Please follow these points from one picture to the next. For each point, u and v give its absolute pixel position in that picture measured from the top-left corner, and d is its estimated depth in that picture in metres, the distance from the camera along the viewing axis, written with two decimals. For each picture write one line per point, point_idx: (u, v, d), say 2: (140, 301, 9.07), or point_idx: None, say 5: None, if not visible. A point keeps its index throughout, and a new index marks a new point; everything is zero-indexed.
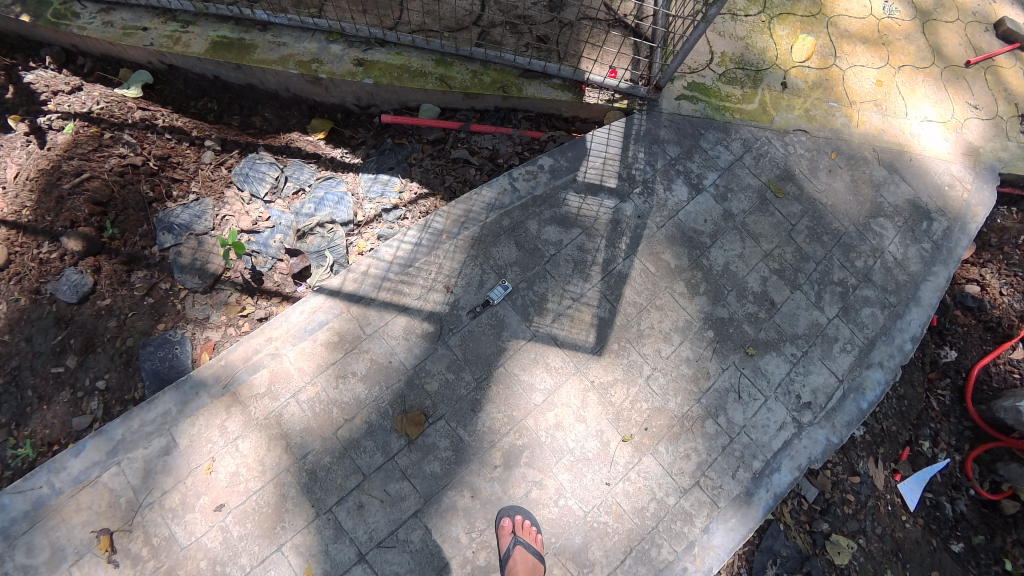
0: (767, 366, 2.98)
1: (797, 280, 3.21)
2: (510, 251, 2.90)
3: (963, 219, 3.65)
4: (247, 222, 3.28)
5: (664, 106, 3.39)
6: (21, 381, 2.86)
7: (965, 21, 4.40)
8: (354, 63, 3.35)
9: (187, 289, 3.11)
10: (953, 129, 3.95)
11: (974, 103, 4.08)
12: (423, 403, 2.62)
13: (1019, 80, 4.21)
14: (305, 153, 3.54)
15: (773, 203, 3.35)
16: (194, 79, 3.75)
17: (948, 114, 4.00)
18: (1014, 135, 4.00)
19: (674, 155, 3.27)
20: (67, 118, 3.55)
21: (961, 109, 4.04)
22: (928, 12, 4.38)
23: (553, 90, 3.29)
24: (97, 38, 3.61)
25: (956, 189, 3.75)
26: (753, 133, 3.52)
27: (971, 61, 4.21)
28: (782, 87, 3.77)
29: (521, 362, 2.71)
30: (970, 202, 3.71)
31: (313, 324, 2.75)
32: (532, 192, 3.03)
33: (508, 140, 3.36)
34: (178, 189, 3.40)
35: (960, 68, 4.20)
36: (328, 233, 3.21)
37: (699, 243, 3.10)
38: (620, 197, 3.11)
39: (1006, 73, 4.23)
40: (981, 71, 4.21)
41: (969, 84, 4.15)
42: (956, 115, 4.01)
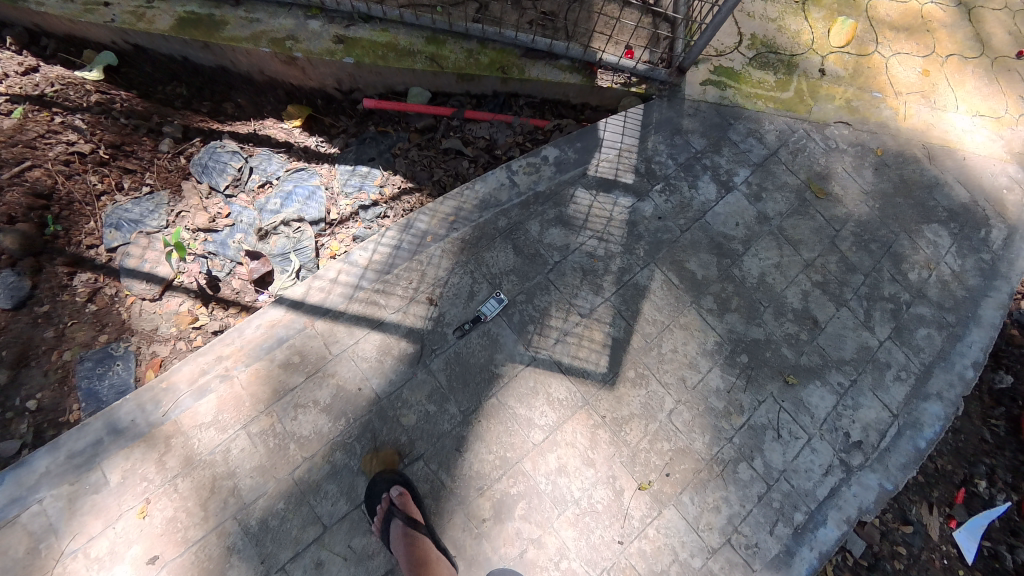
0: (809, 396, 2.55)
1: (842, 295, 2.76)
2: (506, 257, 2.35)
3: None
4: (204, 218, 2.80)
5: (687, 93, 2.91)
6: None
7: (1015, 8, 3.92)
8: (334, 40, 2.88)
9: (135, 296, 2.71)
10: (1007, 126, 3.48)
11: None
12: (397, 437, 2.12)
13: None
14: (276, 142, 3.08)
15: (813, 205, 2.88)
16: (163, 61, 3.34)
17: (1001, 109, 3.53)
18: None
19: (700, 148, 2.76)
20: (14, 100, 3.05)
21: (1016, 104, 3.56)
22: None
23: (561, 72, 2.80)
24: (57, 16, 3.14)
25: (1015, 192, 3.27)
26: (788, 125, 3.05)
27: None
28: (820, 74, 3.31)
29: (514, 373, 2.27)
30: None
31: (272, 341, 2.26)
32: (534, 188, 2.47)
33: (508, 129, 2.87)
34: (131, 181, 2.99)
35: (1010, 60, 3.74)
36: (295, 233, 2.65)
37: (730, 250, 2.60)
38: (638, 195, 2.55)
39: None
40: None
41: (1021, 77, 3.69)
42: (1010, 111, 3.54)
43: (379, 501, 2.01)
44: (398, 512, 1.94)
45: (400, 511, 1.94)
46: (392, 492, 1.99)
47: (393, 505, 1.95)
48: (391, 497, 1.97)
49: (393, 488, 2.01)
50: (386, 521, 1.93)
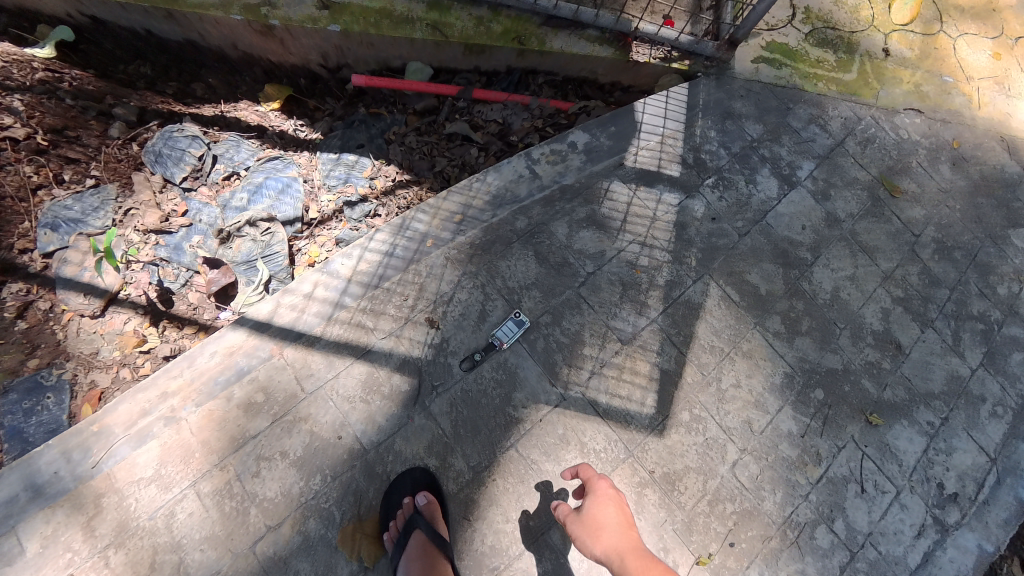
0: (896, 440, 2.08)
1: (926, 314, 2.29)
2: (525, 267, 1.88)
3: None
4: (156, 217, 2.33)
5: (738, 70, 2.44)
6: None
7: None
8: (317, 3, 2.32)
9: (72, 312, 2.18)
10: None
11: None
12: (407, 484, 1.62)
13: None
14: (246, 126, 2.63)
15: (888, 205, 2.42)
16: (123, 35, 2.82)
17: None
18: None
19: (756, 135, 2.29)
20: None
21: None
22: None
23: (589, 44, 2.32)
24: None
25: None
26: (854, 111, 2.58)
27: None
28: (884, 54, 2.84)
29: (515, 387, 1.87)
30: None
31: (229, 375, 1.76)
32: (559, 182, 1.99)
33: (525, 112, 2.38)
34: (73, 172, 2.49)
35: None
36: (264, 235, 2.14)
37: (797, 259, 2.13)
38: (686, 190, 2.08)
39: None
40: None
41: None
42: None
43: (399, 507, 1.58)
44: (423, 522, 1.49)
45: (427, 522, 1.49)
46: (418, 498, 1.56)
47: (417, 514, 1.50)
48: (417, 504, 1.54)
49: (419, 492, 1.58)
50: (405, 531, 1.48)
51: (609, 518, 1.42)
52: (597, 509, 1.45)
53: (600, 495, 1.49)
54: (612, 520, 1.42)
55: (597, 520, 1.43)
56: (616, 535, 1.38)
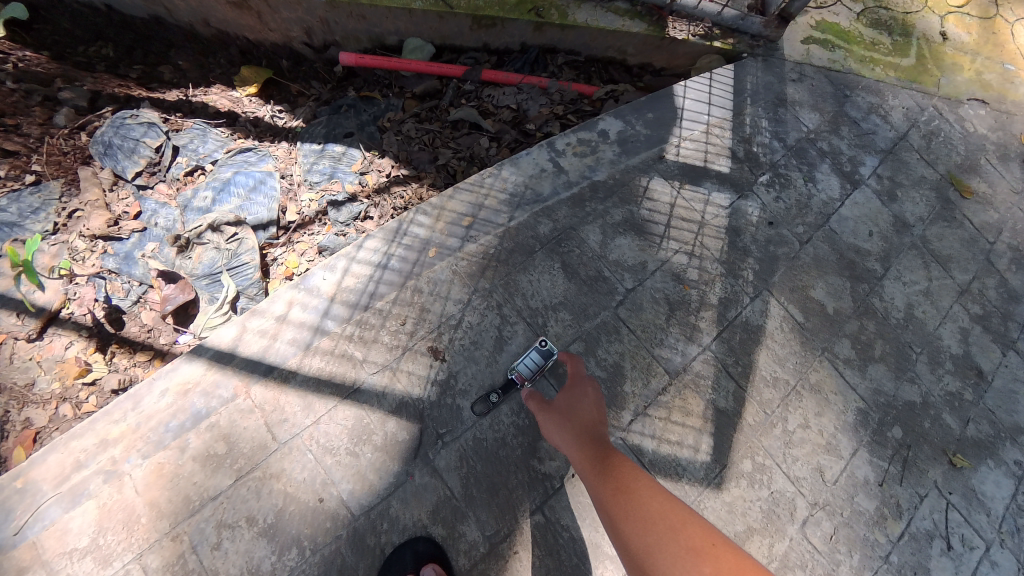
0: (982, 483, 1.74)
1: (1009, 334, 1.97)
2: (551, 282, 1.54)
3: None
4: (102, 220, 1.96)
5: (788, 52, 2.12)
6: None
7: None
8: None
9: (3, 334, 1.75)
10: None
11: None
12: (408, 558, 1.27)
13: None
14: (213, 112, 2.26)
15: (959, 208, 2.10)
16: (81, 11, 2.56)
17: None
18: None
19: (813, 126, 1.97)
20: None
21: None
22: None
23: (618, 17, 1.98)
24: None
25: None
26: (915, 100, 2.27)
27: None
28: (942, 38, 2.53)
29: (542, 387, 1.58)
30: None
31: (184, 419, 1.40)
32: (589, 177, 1.65)
33: (543, 98, 2.03)
34: (8, 167, 2.08)
35: None
36: (230, 242, 1.79)
37: (865, 271, 1.82)
38: (738, 189, 1.75)
39: None
40: None
41: None
42: None
43: None
44: None
45: None
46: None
47: None
48: None
49: (425, 568, 1.23)
50: None
51: (584, 408, 1.21)
52: (571, 398, 1.24)
53: (580, 387, 1.26)
54: (586, 413, 1.21)
55: (571, 410, 1.22)
56: (589, 425, 1.18)
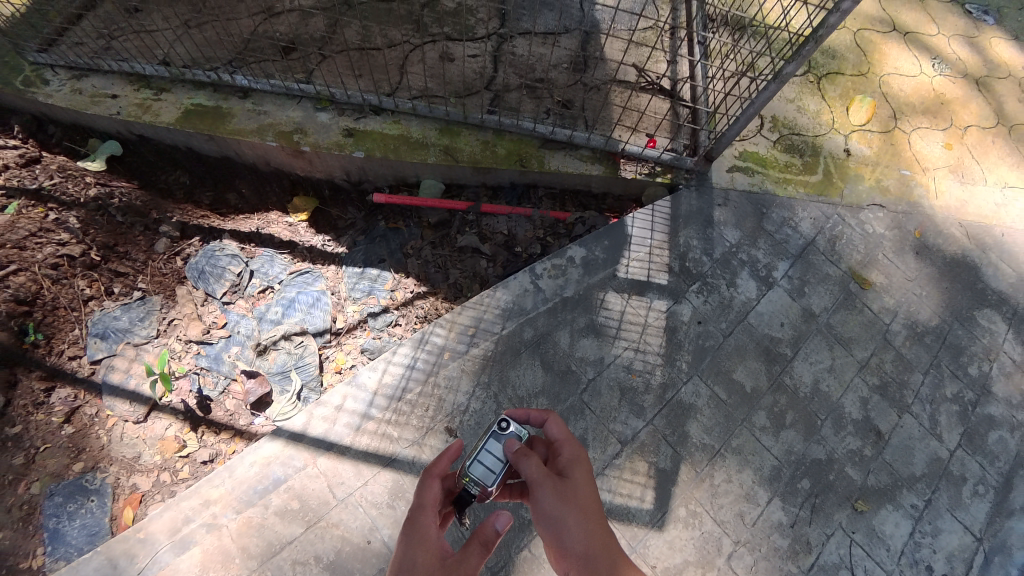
0: (882, 524, 2.20)
1: (903, 399, 2.50)
2: (533, 375, 2.10)
3: None
4: (197, 329, 2.69)
5: (715, 180, 2.76)
6: None
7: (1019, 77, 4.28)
8: (343, 133, 2.83)
9: (118, 417, 2.51)
10: None
11: None
12: None
13: None
14: (279, 242, 2.98)
15: (860, 298, 2.68)
16: (166, 149, 3.39)
17: None
18: None
19: (735, 240, 2.59)
20: (12, 195, 3.14)
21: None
22: (978, 73, 4.15)
23: (582, 162, 2.67)
24: (62, 106, 3.39)
25: None
26: (823, 210, 2.89)
27: None
28: (846, 154, 3.17)
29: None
30: None
31: (266, 483, 1.94)
32: (562, 293, 2.25)
33: (528, 223, 2.70)
34: (121, 285, 2.88)
35: None
36: (296, 348, 2.57)
37: (778, 355, 2.37)
38: (674, 297, 2.35)
39: None
40: None
41: None
42: None
43: None
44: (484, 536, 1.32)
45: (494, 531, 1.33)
46: None
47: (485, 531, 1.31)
48: None
49: None
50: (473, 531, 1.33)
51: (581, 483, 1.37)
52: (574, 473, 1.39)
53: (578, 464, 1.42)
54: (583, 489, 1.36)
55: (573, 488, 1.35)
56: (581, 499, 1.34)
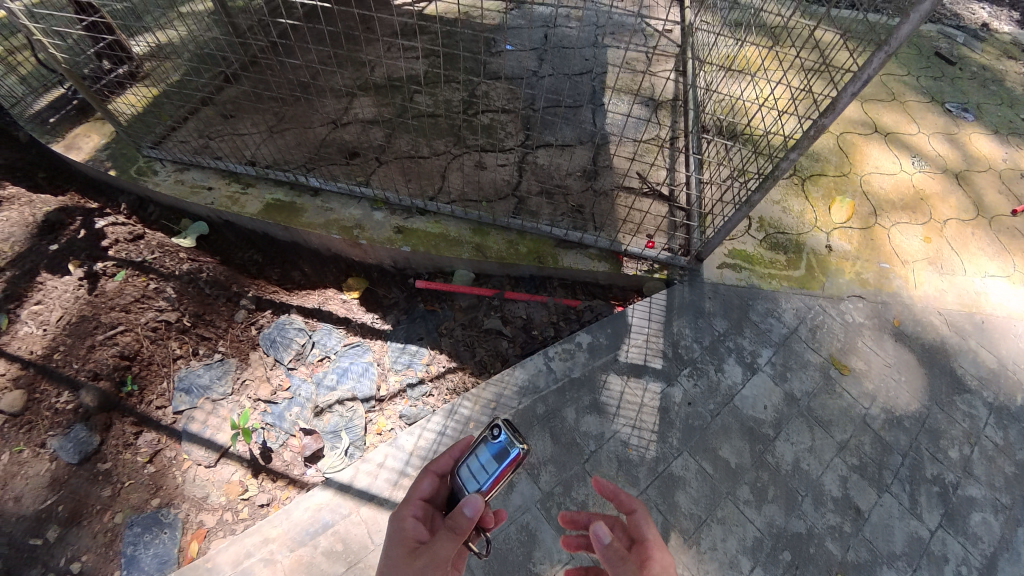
0: None
1: (883, 479, 2.74)
2: (544, 445, 2.50)
3: None
4: (266, 389, 3.25)
5: (706, 276, 3.23)
6: None
7: (998, 170, 4.72)
8: (393, 230, 3.45)
9: (192, 461, 3.01)
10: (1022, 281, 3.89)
11: None
12: None
13: None
14: (336, 318, 3.58)
15: (839, 383, 3.01)
16: (246, 233, 4.11)
17: (1010, 267, 3.96)
18: None
19: (722, 330, 3.01)
20: (122, 265, 3.90)
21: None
22: (957, 169, 4.61)
23: (590, 260, 3.19)
24: (168, 194, 4.22)
25: None
26: (804, 302, 3.28)
27: (1017, 210, 4.35)
28: (827, 250, 3.59)
29: (568, 491, 2.49)
30: None
31: (316, 526, 2.35)
32: (570, 374, 2.70)
33: (544, 309, 3.23)
34: (205, 348, 3.48)
35: (1008, 217, 4.33)
36: (347, 410, 3.08)
37: (762, 434, 2.70)
38: (668, 379, 2.76)
39: None
40: None
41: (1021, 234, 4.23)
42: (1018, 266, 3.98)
43: None
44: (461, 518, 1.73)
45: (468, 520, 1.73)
46: None
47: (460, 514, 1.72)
48: None
49: None
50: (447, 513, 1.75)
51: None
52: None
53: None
54: None
55: None
56: None
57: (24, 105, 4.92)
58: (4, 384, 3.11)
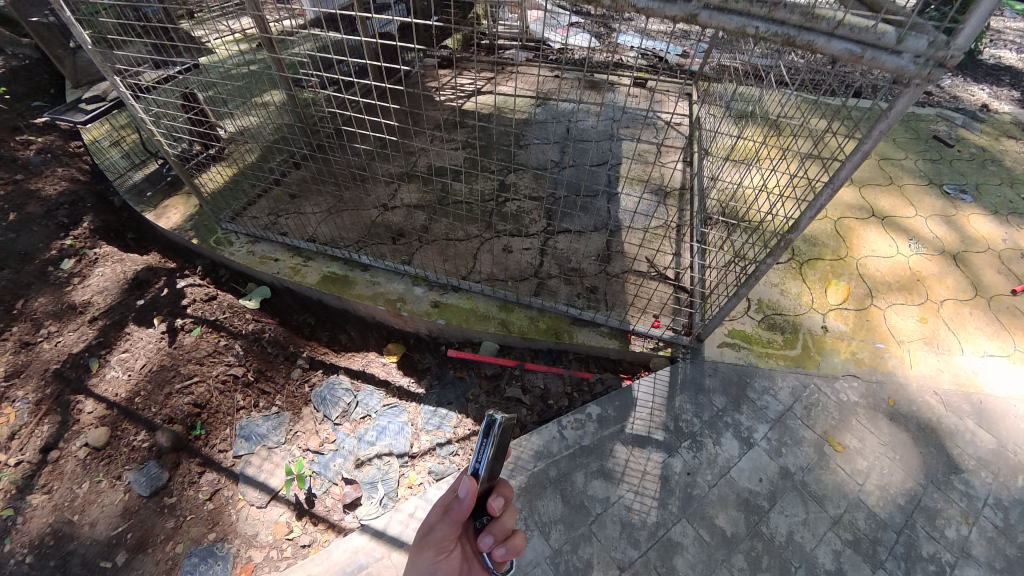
0: None
1: (876, 555, 2.90)
2: (555, 505, 2.84)
3: None
4: (315, 441, 3.74)
5: (707, 354, 3.60)
6: (67, 568, 3.14)
7: (999, 251, 4.98)
8: (431, 303, 4.01)
9: (246, 501, 3.47)
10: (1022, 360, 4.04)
11: None
12: None
13: None
14: (378, 380, 4.08)
15: (833, 459, 3.24)
16: (303, 299, 4.76)
17: (1010, 347, 4.13)
18: None
19: (721, 405, 3.35)
20: (197, 322, 4.54)
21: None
22: (955, 250, 4.92)
23: (601, 337, 3.66)
24: (241, 262, 4.92)
25: None
26: (800, 380, 3.59)
27: (1016, 289, 4.57)
28: (823, 331, 3.93)
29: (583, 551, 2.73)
30: None
31: (353, 567, 2.74)
32: (580, 442, 3.09)
33: (559, 379, 3.67)
34: (265, 401, 4.04)
35: (1008, 297, 4.54)
36: (384, 463, 3.52)
37: (757, 506, 2.96)
38: (669, 450, 3.10)
39: None
40: None
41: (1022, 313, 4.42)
42: (1019, 346, 4.14)
43: None
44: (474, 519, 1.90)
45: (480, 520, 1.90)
46: None
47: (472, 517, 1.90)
48: None
49: None
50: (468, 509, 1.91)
51: None
52: None
53: None
54: None
55: None
56: None
57: (124, 178, 5.91)
58: (94, 420, 3.82)
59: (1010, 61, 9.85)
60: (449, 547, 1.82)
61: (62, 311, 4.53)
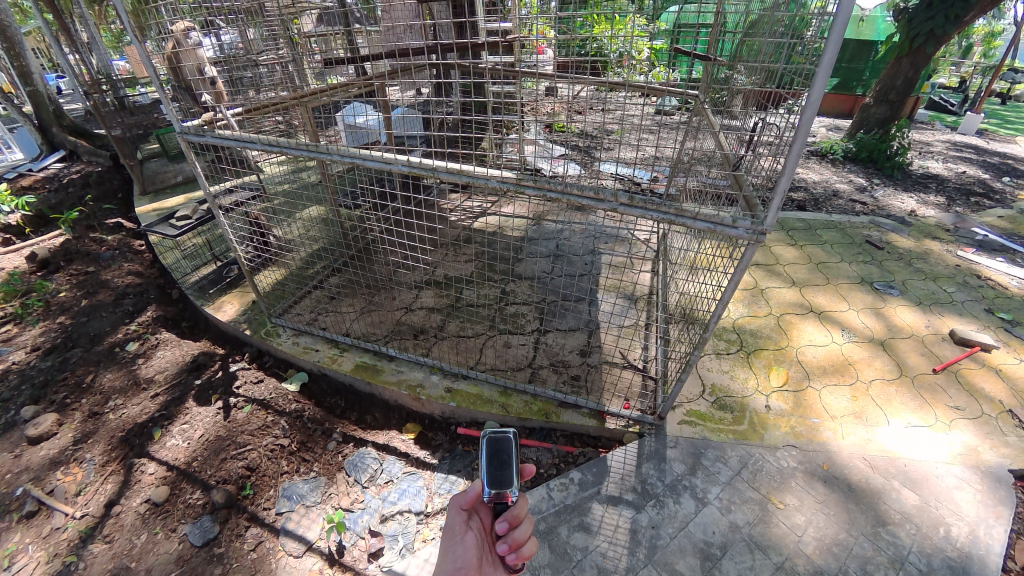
0: None
1: None
2: (544, 553, 3.59)
3: (987, 522, 3.91)
4: (346, 501, 4.48)
5: (668, 429, 4.49)
6: None
7: (923, 336, 5.88)
8: (445, 388, 4.98)
9: (285, 551, 4.11)
10: (943, 431, 4.67)
11: (956, 404, 4.96)
12: None
13: (990, 381, 5.24)
14: (400, 451, 4.91)
15: (775, 514, 3.91)
16: (336, 384, 5.67)
17: (932, 418, 4.79)
18: (1010, 430, 4.66)
19: (680, 471, 4.15)
20: (249, 401, 5.48)
21: (945, 412, 4.86)
22: (883, 337, 5.85)
23: (582, 416, 4.58)
24: (286, 350, 5.86)
25: (966, 490, 4.14)
26: (747, 450, 4.39)
27: (937, 368, 5.38)
28: (766, 409, 4.81)
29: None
30: (989, 501, 4.05)
31: None
32: (564, 501, 3.91)
33: (549, 452, 4.52)
34: (304, 467, 4.84)
35: (930, 374, 5.33)
36: (404, 520, 4.24)
37: (711, 554, 3.61)
38: (637, 507, 3.87)
39: (975, 372, 5.37)
40: (950, 375, 5.32)
41: (945, 388, 5.15)
42: (941, 418, 4.80)
43: None
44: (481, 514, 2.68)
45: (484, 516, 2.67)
46: None
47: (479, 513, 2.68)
48: None
49: None
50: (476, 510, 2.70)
51: None
52: None
53: None
54: None
55: None
56: None
57: (187, 277, 7.21)
58: (155, 480, 4.69)
59: (938, 171, 11.55)
60: (469, 527, 2.63)
61: (128, 387, 5.67)
